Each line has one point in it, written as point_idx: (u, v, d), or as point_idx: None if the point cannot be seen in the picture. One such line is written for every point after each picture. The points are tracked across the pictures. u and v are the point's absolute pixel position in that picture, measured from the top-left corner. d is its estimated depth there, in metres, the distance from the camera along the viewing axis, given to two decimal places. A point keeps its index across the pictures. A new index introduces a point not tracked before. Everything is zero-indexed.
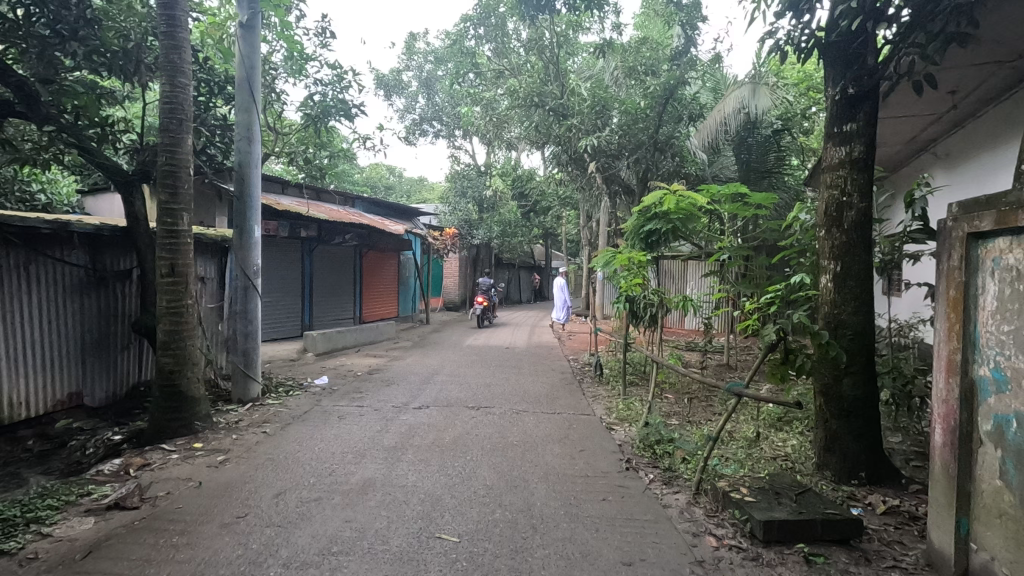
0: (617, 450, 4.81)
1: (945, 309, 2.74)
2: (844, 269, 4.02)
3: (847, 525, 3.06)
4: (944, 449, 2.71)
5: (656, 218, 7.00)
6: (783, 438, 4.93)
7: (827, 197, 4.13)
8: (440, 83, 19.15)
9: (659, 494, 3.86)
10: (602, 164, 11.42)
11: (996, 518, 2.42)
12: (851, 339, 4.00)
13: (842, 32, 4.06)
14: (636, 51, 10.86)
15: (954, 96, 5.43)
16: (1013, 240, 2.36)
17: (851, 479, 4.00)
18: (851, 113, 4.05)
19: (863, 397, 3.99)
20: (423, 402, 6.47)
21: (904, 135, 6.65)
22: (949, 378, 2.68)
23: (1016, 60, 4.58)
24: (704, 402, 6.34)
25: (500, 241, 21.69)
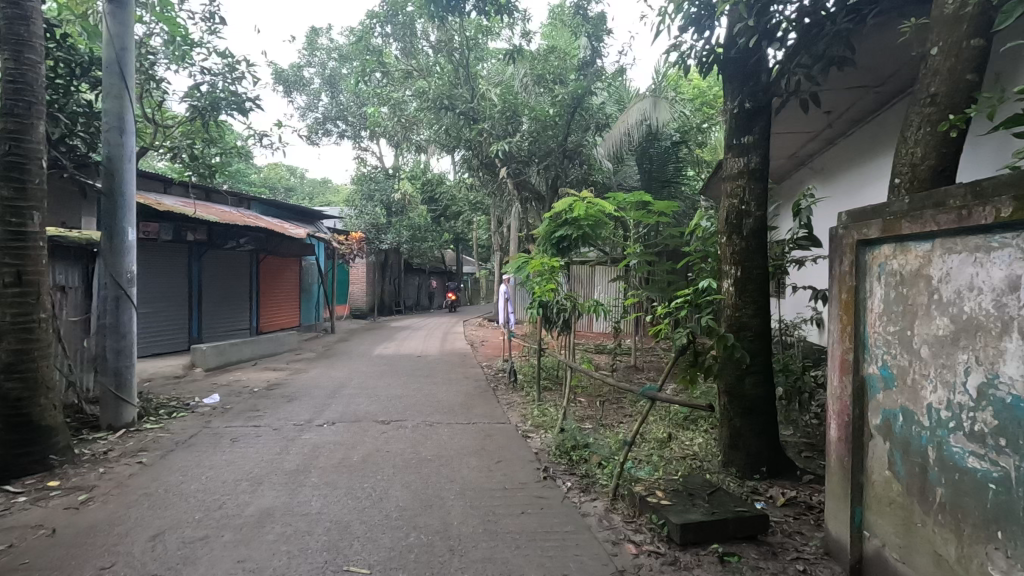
0: (534, 459, 4.74)
1: (837, 311, 2.88)
2: (744, 274, 4.22)
3: (756, 521, 3.17)
4: (839, 443, 2.84)
5: (567, 224, 6.96)
6: (690, 437, 5.09)
7: (728, 206, 4.33)
8: (344, 81, 18.31)
9: (578, 502, 3.83)
10: (513, 170, 11.49)
11: (886, 506, 2.56)
12: (752, 340, 4.20)
13: (740, 48, 4.28)
14: (545, 59, 11.04)
15: (830, 116, 5.94)
16: (896, 247, 2.51)
17: (754, 474, 4.20)
18: (748, 126, 4.26)
19: (764, 395, 4.21)
20: (328, 418, 6.04)
21: (788, 150, 7.23)
22: (843, 376, 2.82)
23: (880, 85, 5.08)
24: (615, 404, 6.47)
25: (410, 246, 21.23)
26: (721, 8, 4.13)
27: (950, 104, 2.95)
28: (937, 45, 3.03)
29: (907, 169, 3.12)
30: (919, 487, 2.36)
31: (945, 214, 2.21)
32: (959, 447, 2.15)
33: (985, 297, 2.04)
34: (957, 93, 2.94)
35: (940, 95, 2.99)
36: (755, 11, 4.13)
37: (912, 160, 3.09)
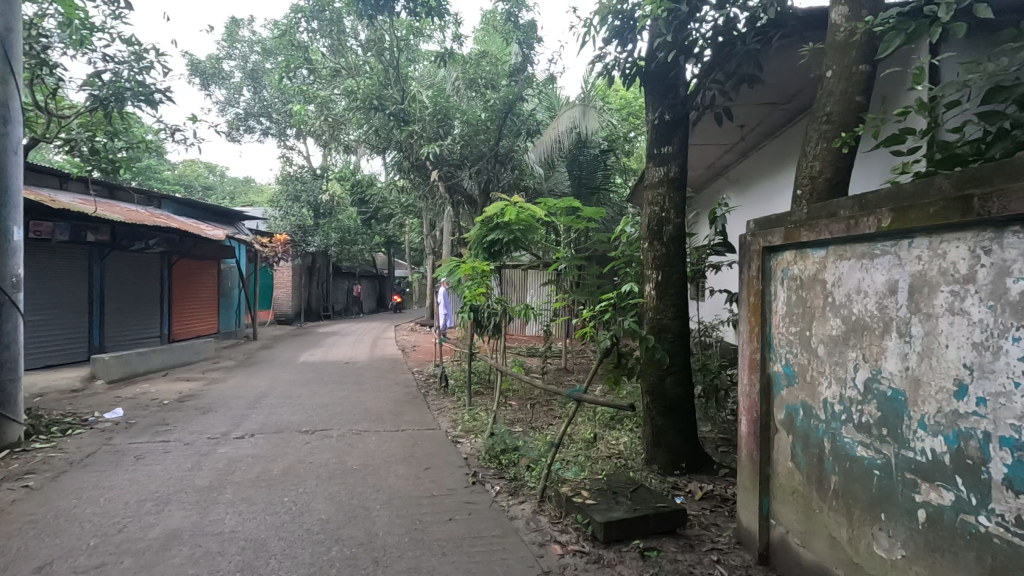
0: (463, 464, 4.71)
1: (747, 314, 3.06)
2: (665, 279, 4.40)
3: (674, 516, 3.30)
4: (749, 437, 3.02)
5: (498, 228, 6.94)
6: (616, 436, 5.25)
7: (650, 213, 4.50)
8: (267, 76, 17.45)
9: (506, 506, 3.84)
10: (444, 173, 11.40)
11: (789, 495, 2.74)
12: (671, 341, 4.38)
13: (659, 63, 4.47)
14: (476, 63, 11.16)
15: (743, 129, 6.32)
16: (796, 253, 2.70)
17: (675, 470, 4.38)
18: (667, 137, 4.46)
19: (683, 394, 4.40)
20: (246, 430, 5.72)
21: (706, 161, 7.63)
22: (752, 375, 3.00)
23: (787, 102, 5.45)
24: (546, 407, 6.54)
25: (339, 249, 20.59)
26: (642, 22, 4.29)
27: (842, 123, 3.23)
28: (831, 68, 3.31)
29: (806, 181, 3.37)
30: (816, 476, 2.54)
31: (836, 223, 2.40)
32: (850, 437, 2.34)
33: (870, 300, 2.23)
34: (848, 113, 3.22)
35: (835, 114, 3.26)
36: (673, 27, 4.33)
37: (811, 174, 3.34)
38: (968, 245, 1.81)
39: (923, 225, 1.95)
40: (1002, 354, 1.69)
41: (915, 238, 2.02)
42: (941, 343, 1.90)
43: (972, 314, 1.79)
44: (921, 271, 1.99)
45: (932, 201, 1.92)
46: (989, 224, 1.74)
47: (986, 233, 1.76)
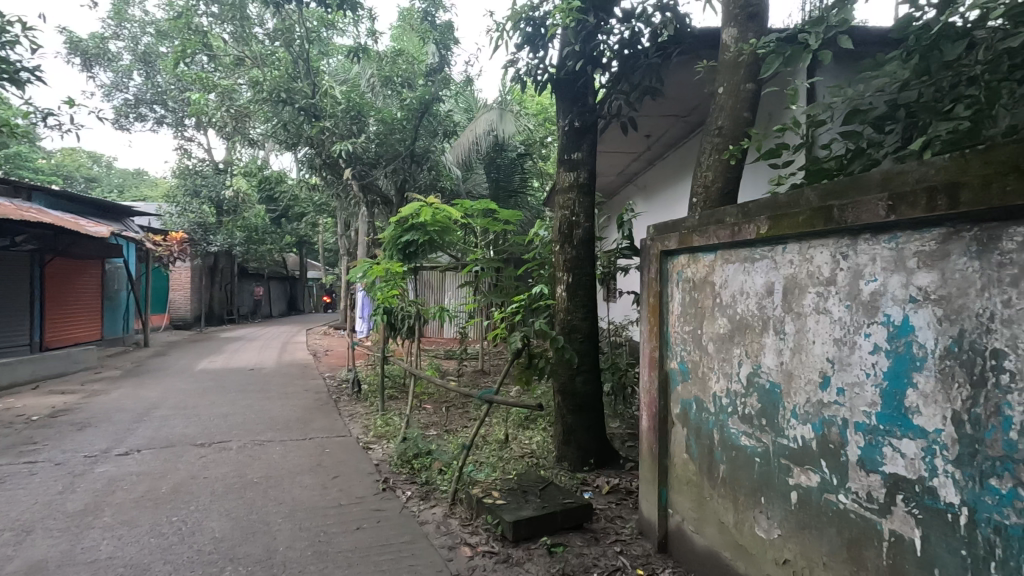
0: (373, 471, 4.58)
1: (647, 314, 3.22)
2: (575, 280, 4.53)
3: (581, 511, 3.40)
4: (649, 431, 3.17)
5: (414, 229, 6.79)
6: (529, 435, 5.32)
7: (561, 216, 4.62)
8: (161, 60, 16.05)
9: (417, 511, 3.78)
10: (358, 171, 11.05)
11: (684, 484, 2.91)
12: (581, 341, 4.51)
13: (569, 71, 4.59)
14: (392, 61, 10.90)
15: (649, 139, 6.64)
16: (689, 257, 2.88)
17: (584, 466, 4.51)
18: (576, 143, 4.60)
19: (592, 392, 4.54)
20: (131, 446, 5.22)
21: (616, 168, 7.95)
22: (651, 372, 3.16)
23: (688, 115, 5.78)
24: (461, 409, 6.52)
25: (245, 249, 19.39)
26: (552, 30, 4.40)
27: (732, 136, 3.49)
28: (723, 85, 3.56)
29: (701, 190, 3.61)
30: (707, 465, 2.72)
31: (723, 230, 2.57)
32: (735, 428, 2.52)
33: (752, 300, 2.42)
34: (736, 128, 3.48)
35: (725, 128, 3.52)
36: (581, 37, 4.50)
37: (705, 183, 3.58)
38: (830, 250, 2.00)
39: (794, 232, 2.13)
40: (856, 348, 1.89)
41: (787, 244, 2.21)
42: (809, 339, 2.09)
43: (833, 312, 1.99)
44: (792, 274, 2.18)
45: (800, 210, 2.11)
46: (846, 231, 1.93)
47: (844, 240, 1.95)
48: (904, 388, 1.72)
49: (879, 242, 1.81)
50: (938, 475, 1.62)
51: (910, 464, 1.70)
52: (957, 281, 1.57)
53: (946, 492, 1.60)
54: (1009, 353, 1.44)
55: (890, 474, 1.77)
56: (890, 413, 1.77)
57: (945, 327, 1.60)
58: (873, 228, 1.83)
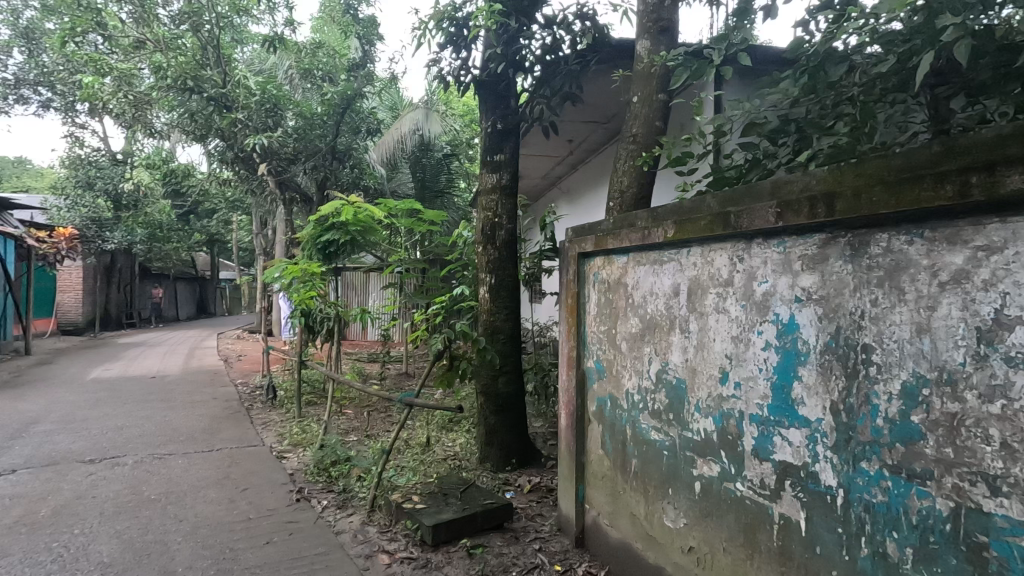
0: (287, 481, 4.36)
1: (565, 314, 3.29)
2: (497, 282, 4.55)
3: (501, 511, 3.41)
4: (567, 429, 3.24)
5: (334, 228, 6.56)
6: (452, 438, 5.28)
7: (483, 218, 4.62)
8: (46, 38, 14.49)
9: (332, 520, 3.64)
10: (275, 167, 10.52)
11: (600, 480, 3.00)
12: (503, 342, 4.54)
13: (491, 72, 4.60)
14: (311, 53, 10.52)
15: (571, 144, 6.81)
16: (604, 259, 2.98)
17: (506, 466, 4.53)
18: (499, 145, 4.62)
19: (514, 392, 4.57)
20: (5, 466, 4.67)
21: (540, 171, 8.08)
22: (569, 371, 3.22)
23: (607, 122, 5.98)
24: (383, 413, 6.36)
25: (147, 247, 17.92)
26: (474, 32, 4.40)
27: (645, 144, 3.65)
28: (637, 95, 3.71)
29: (617, 195, 3.73)
30: (621, 460, 2.81)
31: (634, 233, 2.67)
32: (645, 424, 2.62)
33: (660, 300, 2.53)
34: (649, 136, 3.64)
35: (639, 136, 3.67)
36: (503, 40, 4.53)
37: (620, 188, 3.71)
38: (728, 254, 2.14)
39: (697, 236, 2.26)
40: (751, 344, 2.03)
41: (691, 247, 2.34)
42: (710, 338, 2.22)
43: (731, 311, 2.12)
44: (696, 275, 2.31)
45: (702, 216, 2.23)
46: (741, 236, 2.07)
47: (739, 244, 2.09)
48: (791, 381, 1.86)
49: (769, 246, 1.95)
50: (820, 460, 1.76)
51: (796, 452, 1.84)
52: (834, 282, 1.72)
53: (826, 476, 1.74)
54: (875, 347, 1.59)
55: (779, 461, 1.91)
56: (779, 405, 1.91)
57: (824, 324, 1.74)
58: (764, 233, 1.97)
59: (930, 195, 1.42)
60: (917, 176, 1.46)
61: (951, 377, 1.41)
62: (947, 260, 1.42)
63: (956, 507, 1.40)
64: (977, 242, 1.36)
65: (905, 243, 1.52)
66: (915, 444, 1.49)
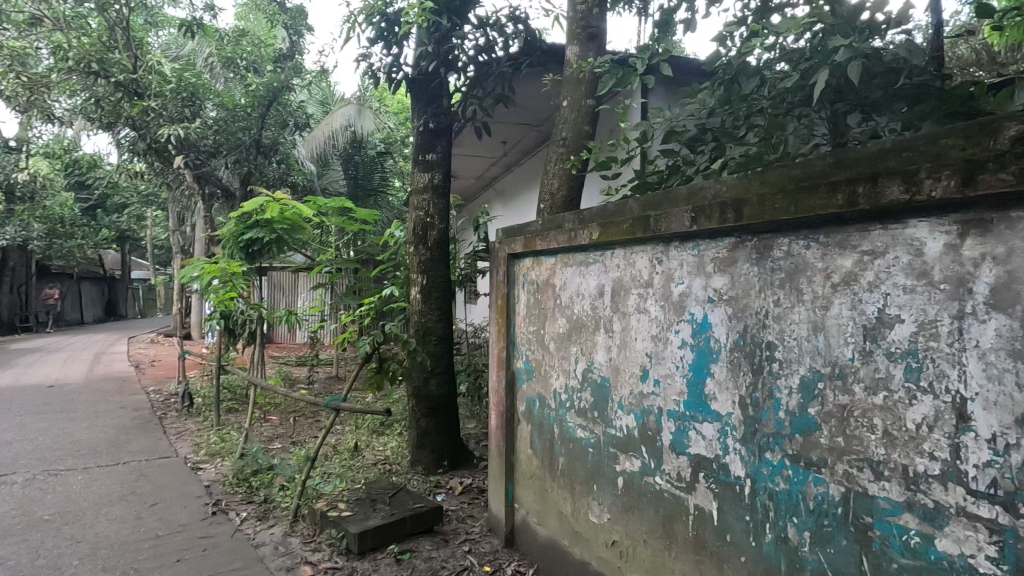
0: (202, 494, 4.11)
1: (495, 315, 3.30)
2: (429, 283, 4.50)
3: (431, 514, 3.37)
4: (496, 430, 3.24)
5: (257, 227, 6.17)
6: (382, 442, 5.16)
7: (415, 217, 4.55)
8: None
9: (252, 533, 3.46)
10: (193, 161, 9.90)
11: (529, 479, 3.02)
12: (435, 343, 4.49)
13: (422, 71, 4.56)
14: (234, 42, 9.91)
15: (505, 145, 6.84)
16: (533, 260, 3.01)
17: (438, 468, 4.48)
18: (431, 144, 4.56)
19: (446, 394, 4.54)
20: None
21: (475, 172, 8.07)
22: (499, 371, 3.23)
23: (540, 125, 6.06)
24: (310, 419, 6.13)
25: (45, 243, 16.36)
26: (405, 28, 4.34)
27: (574, 147, 3.72)
28: (567, 99, 3.78)
29: (547, 197, 3.79)
30: (548, 458, 2.85)
31: (562, 234, 2.71)
32: (572, 422, 2.67)
33: (586, 300, 2.59)
34: (578, 140, 3.72)
35: (569, 139, 3.74)
36: (434, 39, 4.50)
37: (551, 190, 3.77)
38: (648, 256, 2.22)
39: (620, 238, 2.32)
40: (668, 343, 2.11)
41: (615, 250, 2.41)
42: (632, 337, 2.29)
43: (651, 311, 2.20)
44: (619, 276, 2.38)
45: (624, 219, 2.30)
46: (660, 239, 2.15)
47: (658, 247, 2.17)
48: (704, 377, 1.95)
49: (685, 249, 2.04)
50: (729, 452, 1.86)
51: (709, 445, 1.93)
52: (742, 284, 1.82)
53: (735, 467, 1.84)
54: (778, 345, 1.70)
55: (694, 454, 2.00)
56: (694, 401, 1.99)
57: (734, 323, 1.84)
58: (681, 236, 2.06)
59: (824, 204, 1.53)
60: (813, 185, 1.57)
61: (842, 371, 1.52)
62: (838, 263, 1.54)
63: (847, 491, 1.51)
64: (863, 247, 1.48)
65: (803, 248, 1.63)
66: (812, 434, 1.60)
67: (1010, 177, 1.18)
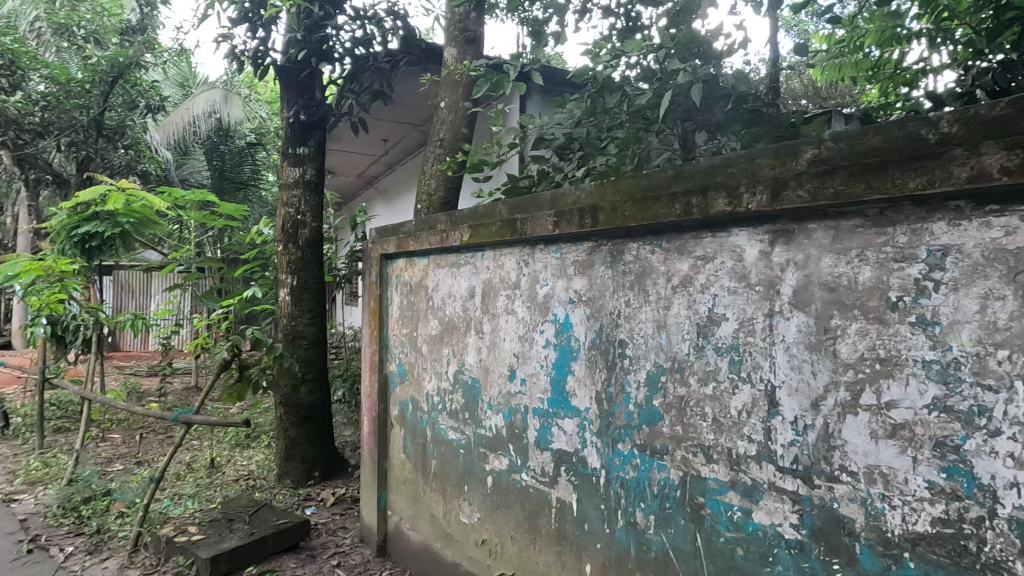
0: (16, 530, 3.50)
1: (368, 317, 3.19)
2: (300, 283, 4.24)
3: (297, 529, 3.17)
4: (369, 436, 3.14)
5: (96, 220, 5.31)
6: (247, 455, 4.77)
7: (284, 214, 4.27)
8: None
9: (79, 570, 3.02)
10: (13, 140, 8.45)
11: (402, 484, 2.96)
12: (307, 348, 4.24)
13: (292, 59, 4.29)
14: (70, 6, 8.41)
15: (386, 143, 6.65)
16: (406, 261, 2.96)
17: (308, 480, 4.23)
18: (302, 138, 4.32)
19: (318, 401, 4.30)
20: None
21: (355, 169, 7.76)
22: (371, 376, 3.13)
23: (422, 125, 5.96)
24: (161, 435, 5.51)
25: None
26: (271, 12, 4.04)
27: (451, 149, 3.72)
28: (445, 100, 3.77)
29: (425, 197, 3.75)
30: (421, 462, 2.82)
31: (434, 235, 2.68)
32: (444, 424, 2.66)
33: (458, 302, 2.59)
34: (455, 141, 3.72)
35: (446, 140, 3.74)
36: (306, 25, 4.23)
37: (428, 191, 3.74)
38: (516, 258, 2.27)
39: (489, 241, 2.36)
40: (534, 343, 2.18)
41: (485, 251, 2.44)
42: (501, 338, 2.33)
43: (518, 312, 2.25)
44: (489, 278, 2.41)
45: (493, 221, 2.33)
46: (526, 242, 2.21)
47: (525, 250, 2.23)
48: (566, 376, 2.03)
49: (549, 251, 2.12)
50: (587, 446, 1.96)
51: (569, 440, 2.02)
52: (598, 285, 1.92)
53: (592, 459, 1.94)
54: (628, 342, 1.82)
55: (556, 450, 2.08)
56: (557, 398, 2.07)
57: (592, 323, 1.94)
58: (545, 239, 2.13)
59: (665, 212, 1.67)
60: (656, 196, 1.70)
61: (681, 365, 1.67)
62: (677, 267, 1.68)
63: (684, 475, 1.66)
64: (697, 252, 1.63)
65: (649, 252, 1.77)
66: (656, 425, 1.74)
67: (807, 194, 1.36)
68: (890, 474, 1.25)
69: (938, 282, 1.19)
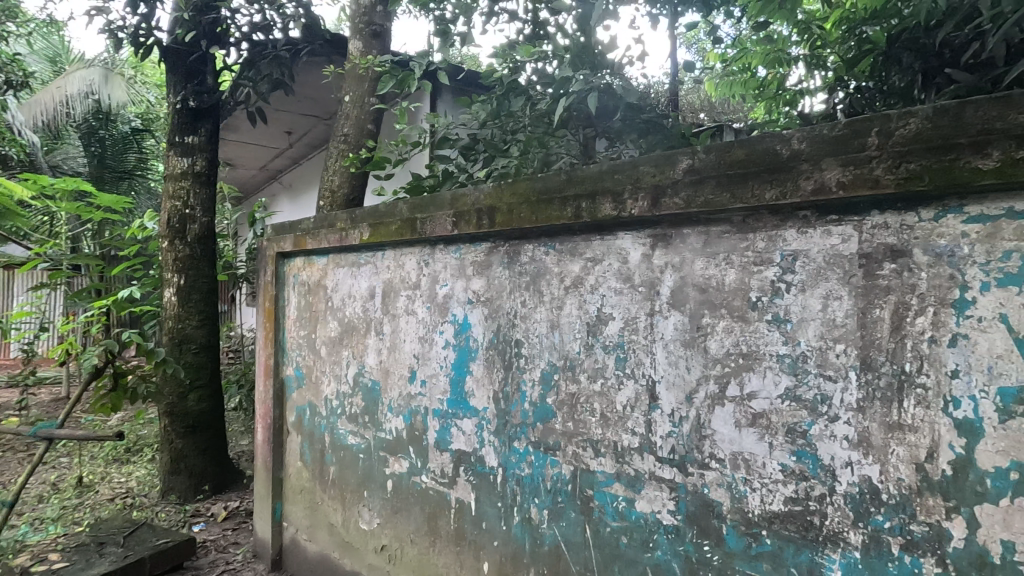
0: None
1: (262, 319, 3.02)
2: (188, 282, 3.93)
3: (180, 549, 2.93)
4: (263, 444, 2.97)
5: None
6: (125, 472, 4.35)
7: (170, 208, 3.94)
8: None
9: None
10: None
11: (299, 493, 2.83)
12: (196, 353, 3.94)
13: (179, 40, 3.96)
14: None
15: (290, 136, 6.33)
16: (304, 260, 2.83)
17: (197, 495, 3.92)
18: (192, 126, 4.01)
19: (209, 409, 4.00)
20: None
21: (257, 162, 7.32)
22: (266, 380, 2.97)
23: (328, 119, 5.74)
24: (20, 454, 4.88)
25: None
26: None
27: (355, 145, 3.61)
28: (349, 94, 3.66)
29: (327, 193, 3.62)
30: (318, 469, 2.71)
31: (333, 233, 2.59)
32: (342, 429, 2.57)
33: (357, 302, 2.52)
34: (359, 137, 3.62)
35: (350, 136, 3.63)
36: (195, 5, 3.91)
37: (331, 188, 3.61)
38: (416, 259, 2.24)
39: (389, 240, 2.31)
40: (433, 344, 2.16)
41: (385, 251, 2.39)
42: (401, 339, 2.29)
43: (418, 313, 2.23)
44: (389, 278, 2.36)
45: (393, 220, 2.28)
46: (426, 242, 2.19)
47: (425, 249, 2.21)
48: (464, 376, 2.04)
49: (448, 252, 2.12)
50: (485, 445, 1.97)
51: (468, 439, 2.03)
52: (496, 286, 1.94)
53: (489, 458, 1.96)
54: (524, 342, 1.85)
55: (455, 450, 2.08)
56: (456, 399, 2.07)
57: (489, 323, 1.96)
58: (445, 240, 2.12)
59: (557, 215, 1.72)
60: (550, 199, 1.75)
61: (572, 363, 1.73)
62: (569, 268, 1.74)
63: (574, 469, 1.71)
64: (587, 254, 1.70)
65: (543, 254, 1.81)
66: (549, 421, 1.78)
67: (681, 201, 1.46)
68: (751, 459, 1.37)
69: (790, 283, 1.32)
